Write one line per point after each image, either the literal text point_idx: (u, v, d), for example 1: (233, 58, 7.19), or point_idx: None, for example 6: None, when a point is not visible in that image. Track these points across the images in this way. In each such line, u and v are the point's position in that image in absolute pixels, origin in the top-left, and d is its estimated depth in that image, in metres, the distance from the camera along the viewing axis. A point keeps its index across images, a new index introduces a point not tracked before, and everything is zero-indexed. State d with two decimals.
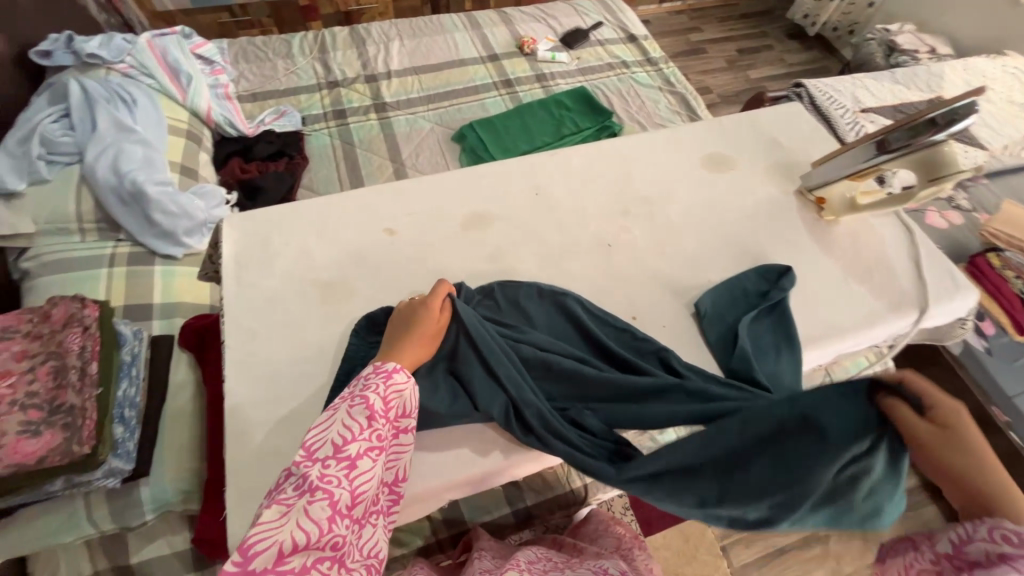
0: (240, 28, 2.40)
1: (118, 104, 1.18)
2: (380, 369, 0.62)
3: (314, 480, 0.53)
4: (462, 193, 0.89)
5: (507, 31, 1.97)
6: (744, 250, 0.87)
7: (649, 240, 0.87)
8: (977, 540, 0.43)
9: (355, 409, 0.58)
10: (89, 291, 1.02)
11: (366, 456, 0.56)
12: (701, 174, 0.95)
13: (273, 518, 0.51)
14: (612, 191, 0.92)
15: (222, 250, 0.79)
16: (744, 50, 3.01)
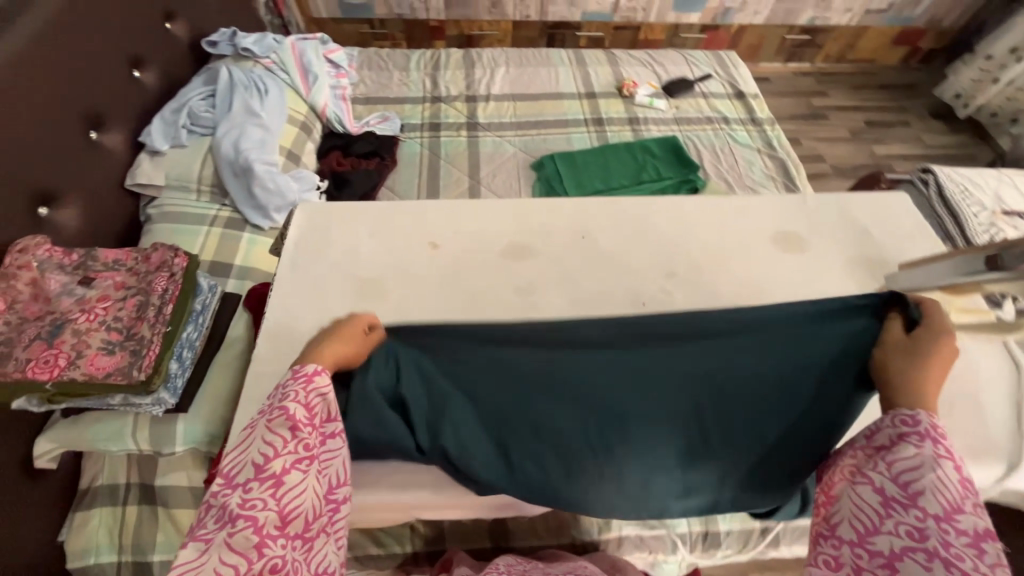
0: (375, 39, 2.69)
1: (253, 92, 1.39)
2: (299, 373, 0.63)
3: (234, 509, 0.55)
4: (512, 222, 0.91)
5: (611, 72, 2.00)
6: None
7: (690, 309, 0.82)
8: (885, 430, 0.60)
9: (274, 424, 0.59)
10: (190, 243, 1.19)
11: (292, 470, 0.58)
12: (767, 251, 0.88)
13: (194, 555, 0.53)
14: (663, 249, 0.88)
15: (288, 231, 0.88)
16: (874, 122, 2.75)
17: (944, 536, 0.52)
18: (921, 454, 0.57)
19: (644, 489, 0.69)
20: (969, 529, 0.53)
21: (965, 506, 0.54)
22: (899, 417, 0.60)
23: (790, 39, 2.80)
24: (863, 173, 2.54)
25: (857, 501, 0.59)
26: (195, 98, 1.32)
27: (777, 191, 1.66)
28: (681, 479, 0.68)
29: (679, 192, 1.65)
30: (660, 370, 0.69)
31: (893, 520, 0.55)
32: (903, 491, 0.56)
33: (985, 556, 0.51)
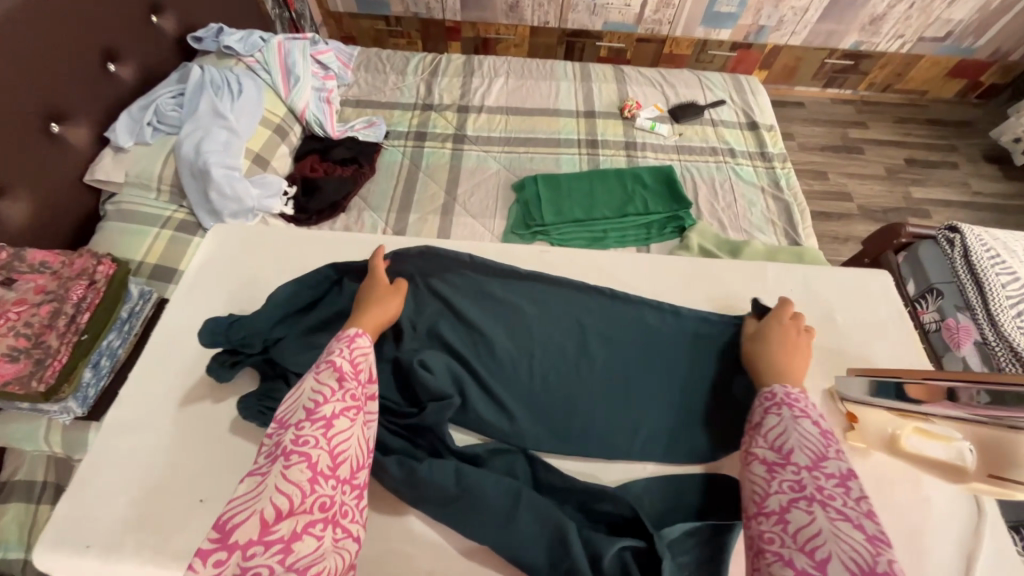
0: (390, 36, 2.65)
1: (225, 93, 1.37)
2: (344, 335, 0.68)
3: (289, 445, 0.58)
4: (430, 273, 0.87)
5: (616, 90, 1.88)
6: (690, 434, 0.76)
7: (590, 386, 0.79)
8: (758, 408, 0.69)
9: (323, 375, 0.64)
10: (136, 243, 1.18)
11: (342, 416, 0.62)
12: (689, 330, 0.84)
13: (252, 491, 0.56)
14: (581, 316, 0.85)
15: (196, 256, 0.86)
16: (915, 161, 2.50)
17: (817, 481, 0.59)
18: (787, 419, 0.65)
19: (573, 412, 0.77)
20: (838, 472, 0.60)
21: (830, 453, 0.62)
22: (766, 394, 0.70)
23: (831, 63, 2.57)
24: (894, 217, 2.31)
25: (752, 479, 0.63)
26: (164, 96, 1.31)
27: (775, 238, 1.52)
28: (604, 408, 0.78)
29: (665, 228, 1.53)
30: (608, 314, 0.86)
31: (778, 481, 0.60)
32: (781, 454, 0.62)
33: (853, 493, 0.58)
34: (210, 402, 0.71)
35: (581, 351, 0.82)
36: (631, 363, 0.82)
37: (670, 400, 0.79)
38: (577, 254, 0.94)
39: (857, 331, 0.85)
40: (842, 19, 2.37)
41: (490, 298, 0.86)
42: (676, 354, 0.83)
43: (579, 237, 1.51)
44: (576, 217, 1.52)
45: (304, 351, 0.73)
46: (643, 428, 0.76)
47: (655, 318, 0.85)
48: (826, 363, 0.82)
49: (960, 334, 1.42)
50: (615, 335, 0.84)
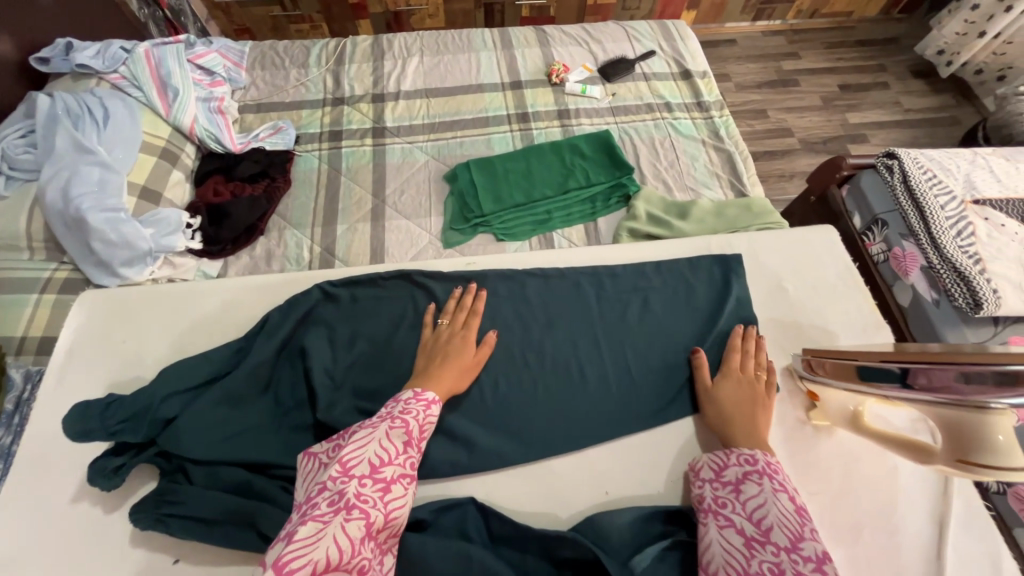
0: (290, 22, 2.38)
1: (86, 122, 1.18)
2: (421, 396, 0.65)
3: (350, 497, 0.54)
4: (349, 319, 0.75)
5: (540, 54, 1.75)
6: (649, 441, 0.72)
7: (541, 385, 0.74)
8: (732, 465, 0.65)
9: (393, 432, 0.61)
10: (13, 317, 1.02)
11: (399, 482, 0.58)
12: (639, 312, 0.80)
13: (308, 536, 0.50)
14: (518, 310, 0.79)
15: (66, 331, 0.76)
16: (848, 86, 2.50)
17: (795, 565, 0.56)
18: (766, 488, 0.62)
19: (526, 412, 0.72)
20: (813, 555, 0.56)
21: (807, 532, 0.58)
22: (743, 457, 0.65)
23: None
24: (834, 146, 2.32)
25: (724, 544, 0.59)
26: (10, 137, 1.12)
27: (722, 192, 1.47)
28: (556, 403, 0.73)
29: (610, 199, 1.46)
30: (548, 304, 0.80)
31: (756, 560, 0.57)
32: (759, 529, 0.59)
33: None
34: (102, 511, 0.62)
35: (527, 345, 0.76)
36: (580, 346, 0.77)
37: (623, 384, 0.74)
38: (511, 258, 0.85)
39: (803, 294, 0.82)
40: None
41: (416, 311, 0.76)
42: (623, 335, 0.78)
43: (524, 221, 1.42)
44: (518, 202, 1.42)
45: (202, 435, 0.63)
46: (599, 416, 0.72)
47: (592, 293, 0.81)
48: (779, 335, 0.79)
49: (907, 262, 1.43)
50: (562, 324, 0.78)
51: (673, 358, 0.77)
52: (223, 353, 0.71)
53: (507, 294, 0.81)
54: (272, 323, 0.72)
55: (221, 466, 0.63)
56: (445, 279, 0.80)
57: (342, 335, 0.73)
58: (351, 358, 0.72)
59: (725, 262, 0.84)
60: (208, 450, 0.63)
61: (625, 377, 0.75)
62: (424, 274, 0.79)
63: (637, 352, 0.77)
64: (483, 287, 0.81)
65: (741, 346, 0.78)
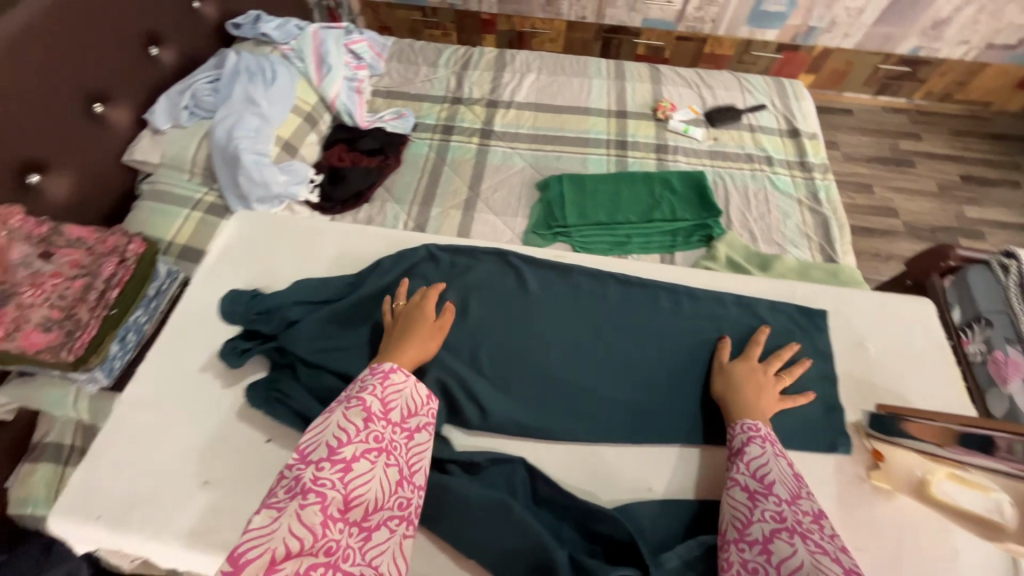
0: (426, 27, 2.65)
1: (258, 80, 1.39)
2: (377, 370, 0.68)
3: (306, 482, 0.57)
4: (447, 279, 0.84)
5: (650, 90, 1.82)
6: (710, 466, 0.73)
7: (610, 379, 0.78)
8: (737, 433, 0.68)
9: (351, 412, 0.64)
10: (169, 224, 1.22)
11: (359, 459, 0.61)
12: (715, 335, 0.82)
13: (266, 525, 0.54)
14: (596, 306, 0.84)
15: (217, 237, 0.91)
16: (971, 179, 2.33)
17: (796, 514, 0.58)
18: (768, 451, 0.64)
19: (591, 399, 0.76)
20: (812, 511, 0.59)
21: (803, 492, 0.61)
22: (745, 426, 0.68)
23: (885, 69, 2.42)
24: (942, 236, 2.17)
25: (732, 505, 0.62)
26: (201, 81, 1.34)
27: (810, 254, 1.44)
28: (618, 398, 0.77)
29: (692, 236, 1.47)
30: (625, 307, 0.84)
31: (759, 510, 0.59)
32: (762, 484, 0.62)
33: (827, 530, 0.57)
34: (220, 385, 0.77)
35: (599, 338, 0.81)
36: (645, 352, 0.80)
37: (689, 398, 0.77)
38: (599, 261, 0.90)
39: (886, 359, 0.81)
40: (901, 22, 2.22)
41: (504, 286, 0.84)
42: (695, 353, 0.80)
43: (602, 240, 1.48)
44: (600, 221, 1.48)
45: (318, 344, 0.76)
46: (658, 421, 0.75)
47: (667, 308, 0.85)
48: (856, 392, 0.79)
49: (1008, 368, 1.31)
50: (637, 329, 0.82)
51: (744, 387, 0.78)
52: (340, 280, 0.83)
53: (590, 289, 0.86)
54: (382, 266, 0.83)
55: (326, 373, 0.75)
56: (535, 264, 0.87)
57: (437, 290, 0.83)
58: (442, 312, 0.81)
59: (810, 309, 0.84)
60: (319, 357, 0.75)
61: (690, 395, 0.77)
62: (520, 257, 0.87)
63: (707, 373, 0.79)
64: (566, 276, 0.86)
65: (814, 393, 0.77)
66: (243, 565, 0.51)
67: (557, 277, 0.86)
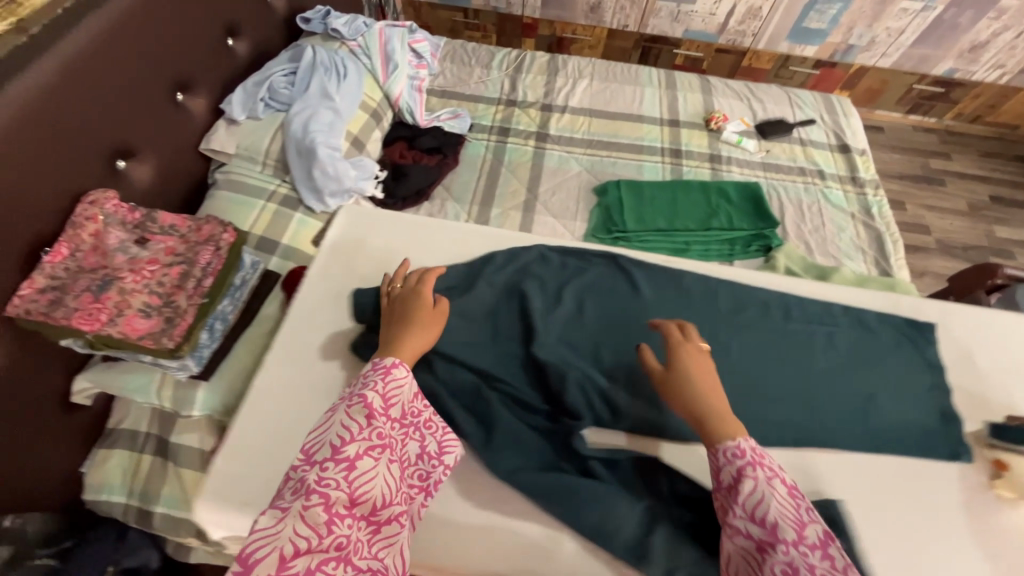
0: (466, 29, 2.67)
1: (332, 75, 1.40)
2: (379, 365, 0.70)
3: (312, 482, 0.59)
4: (563, 281, 0.88)
5: (701, 101, 1.85)
6: (847, 477, 0.73)
7: (737, 383, 0.78)
8: (726, 468, 0.63)
9: (353, 410, 0.66)
10: (246, 214, 1.22)
11: (365, 456, 0.63)
12: (828, 344, 0.84)
13: (272, 522, 0.55)
14: (709, 311, 0.85)
15: (327, 231, 0.95)
16: (1000, 199, 2.38)
17: (806, 557, 0.55)
18: (762, 478, 0.61)
19: (720, 406, 0.76)
20: (817, 539, 0.57)
21: (806, 517, 0.58)
22: (731, 450, 0.63)
23: (919, 89, 2.47)
24: (973, 254, 2.21)
25: (741, 557, 0.58)
26: (277, 74, 1.35)
27: (865, 267, 1.47)
28: (746, 403, 0.77)
29: (750, 246, 1.50)
30: (737, 311, 0.86)
31: (769, 565, 0.55)
32: (765, 527, 0.58)
33: (836, 561, 0.55)
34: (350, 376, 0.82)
35: (717, 342, 0.82)
36: (766, 360, 0.81)
37: (819, 403, 0.77)
38: (705, 267, 0.92)
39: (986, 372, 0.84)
40: (939, 44, 2.27)
41: (617, 288, 0.87)
42: (813, 358, 0.82)
43: (661, 246, 1.49)
44: (659, 227, 1.50)
45: (449, 338, 0.82)
46: (788, 425, 0.75)
47: (781, 315, 0.86)
48: (962, 405, 0.81)
49: None
50: (754, 333, 0.83)
51: (869, 397, 0.79)
52: (461, 278, 0.88)
53: (701, 293, 0.87)
54: (498, 263, 0.89)
55: (462, 366, 0.80)
56: (643, 268, 0.90)
57: (551, 290, 0.87)
58: (560, 312, 0.85)
59: (917, 323, 0.86)
60: (454, 349, 0.81)
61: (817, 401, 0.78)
62: (629, 261, 0.90)
63: (830, 379, 0.80)
64: (674, 280, 0.89)
65: (926, 403, 0.79)
66: (252, 565, 0.52)
67: (667, 281, 0.89)
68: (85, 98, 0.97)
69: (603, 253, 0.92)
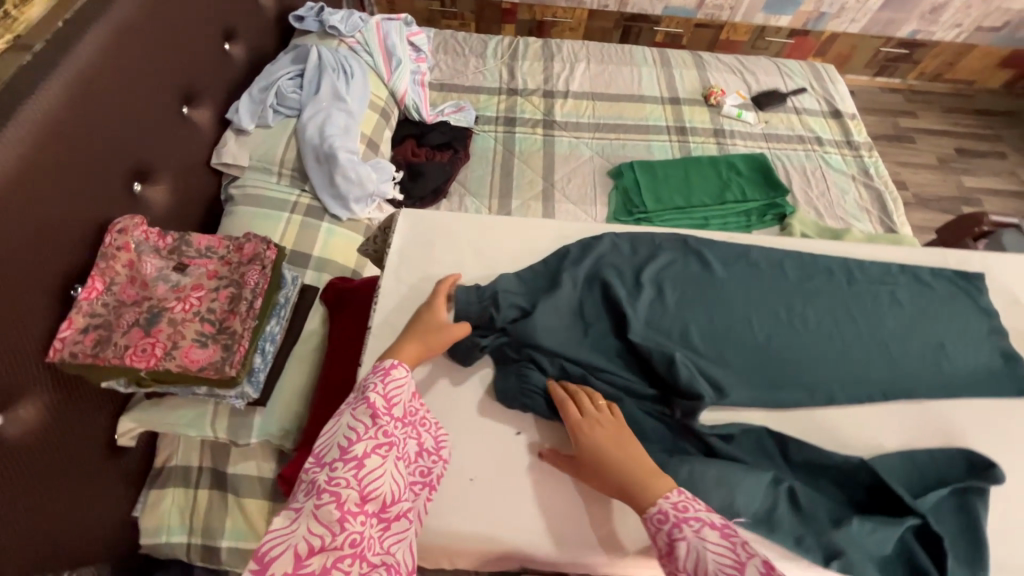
0: (443, 17, 2.60)
1: (340, 75, 1.35)
2: (379, 368, 0.74)
3: (322, 484, 0.66)
4: (642, 268, 0.91)
5: (697, 77, 1.88)
6: (934, 424, 0.80)
7: (819, 348, 0.84)
8: (659, 536, 0.64)
9: (358, 411, 0.70)
10: (272, 228, 1.17)
11: (370, 455, 0.68)
12: (891, 301, 0.90)
13: (286, 523, 0.64)
14: (780, 282, 0.90)
15: (391, 241, 0.95)
16: (965, 151, 2.55)
17: None
18: (693, 535, 0.62)
19: (810, 372, 0.82)
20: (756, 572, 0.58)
21: (743, 554, 0.60)
22: (656, 516, 0.65)
23: (886, 52, 2.60)
24: (947, 204, 2.37)
25: None
26: (283, 79, 1.29)
27: (872, 226, 1.55)
28: (832, 365, 0.83)
29: (766, 215, 1.55)
30: (805, 278, 0.91)
31: None
32: None
33: None
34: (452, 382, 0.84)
35: (794, 311, 0.87)
36: (842, 323, 0.87)
37: (896, 356, 0.84)
38: (765, 240, 0.97)
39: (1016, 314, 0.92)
40: (902, 7, 2.38)
41: (692, 269, 0.90)
42: (882, 315, 0.88)
43: (682, 224, 1.52)
44: (678, 204, 1.53)
45: (546, 335, 0.83)
46: (872, 380, 0.82)
47: (845, 279, 0.92)
48: (1020, 343, 0.90)
49: None
50: (825, 299, 0.89)
51: (937, 345, 0.86)
52: (543, 275, 0.90)
53: (769, 265, 0.92)
54: (575, 257, 0.91)
55: (565, 361, 0.83)
56: (711, 248, 0.94)
57: (630, 278, 0.89)
58: (645, 298, 0.87)
59: (966, 274, 0.94)
60: (555, 345, 0.83)
61: (894, 354, 0.85)
62: (698, 242, 0.94)
63: (902, 332, 0.86)
64: (743, 255, 0.93)
65: (984, 346, 0.87)
66: (270, 562, 0.61)
67: (736, 257, 0.93)
68: (100, 119, 0.89)
69: (670, 235, 0.95)
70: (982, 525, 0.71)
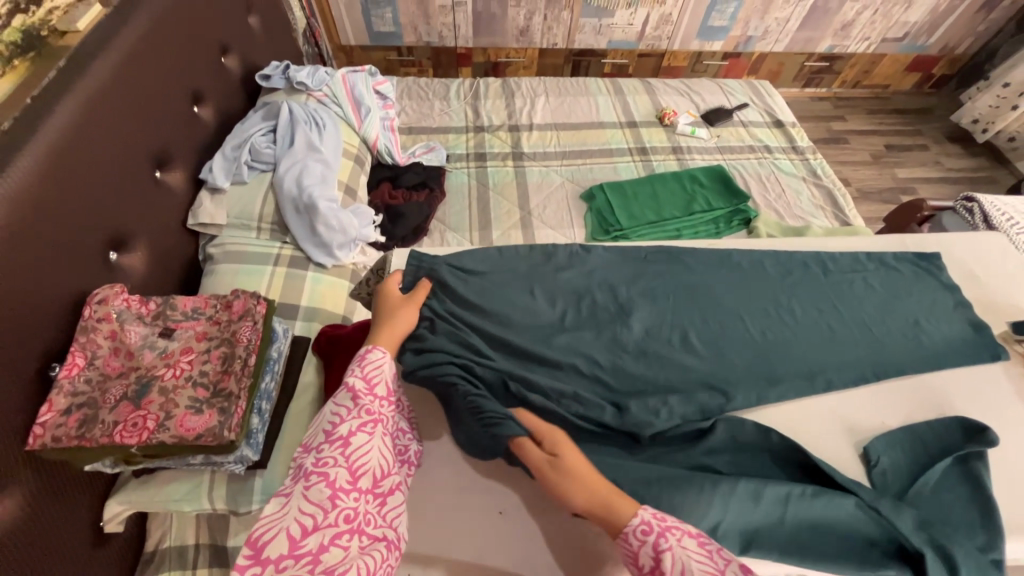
0: (401, 66, 2.70)
1: (312, 127, 1.37)
2: (358, 354, 0.79)
3: (310, 467, 0.70)
4: (636, 281, 0.96)
5: (650, 101, 2.01)
6: (923, 399, 0.85)
7: (809, 337, 0.90)
8: (641, 553, 0.63)
9: (340, 397, 0.75)
10: (256, 284, 1.15)
11: (356, 434, 0.72)
12: (863, 288, 0.97)
13: (277, 508, 0.67)
14: (762, 280, 0.97)
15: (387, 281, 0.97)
16: (893, 147, 2.79)
17: None
18: (676, 545, 0.62)
19: (805, 360, 0.87)
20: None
21: (722, 560, 0.61)
22: (638, 530, 0.64)
23: (810, 66, 2.86)
24: (887, 196, 2.57)
25: None
26: (256, 135, 1.31)
27: (828, 221, 1.67)
28: (823, 352, 0.88)
29: (732, 221, 1.65)
30: (784, 275, 0.98)
31: None
32: None
33: None
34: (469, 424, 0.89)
35: (780, 306, 0.94)
36: (825, 312, 0.93)
37: (878, 338, 0.91)
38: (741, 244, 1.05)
39: (970, 286, 1.01)
40: (817, 26, 2.65)
41: (681, 278, 0.96)
42: (859, 301, 0.95)
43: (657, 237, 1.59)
44: (650, 219, 1.60)
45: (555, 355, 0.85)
46: (862, 363, 0.88)
47: (821, 271, 0.99)
48: (982, 311, 0.98)
49: None
50: (806, 292, 0.96)
51: (912, 325, 0.93)
52: (542, 298, 0.92)
53: (750, 266, 0.99)
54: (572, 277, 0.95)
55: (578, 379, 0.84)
56: (694, 256, 1.00)
57: (625, 292, 0.94)
58: (643, 308, 0.92)
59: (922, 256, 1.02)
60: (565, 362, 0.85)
61: (877, 338, 0.91)
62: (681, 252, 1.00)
63: (880, 316, 0.93)
64: (725, 260, 1.00)
65: (952, 319, 0.94)
66: (264, 545, 0.64)
67: (719, 262, 1.00)
68: (73, 189, 0.87)
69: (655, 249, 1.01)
70: (988, 487, 0.75)
